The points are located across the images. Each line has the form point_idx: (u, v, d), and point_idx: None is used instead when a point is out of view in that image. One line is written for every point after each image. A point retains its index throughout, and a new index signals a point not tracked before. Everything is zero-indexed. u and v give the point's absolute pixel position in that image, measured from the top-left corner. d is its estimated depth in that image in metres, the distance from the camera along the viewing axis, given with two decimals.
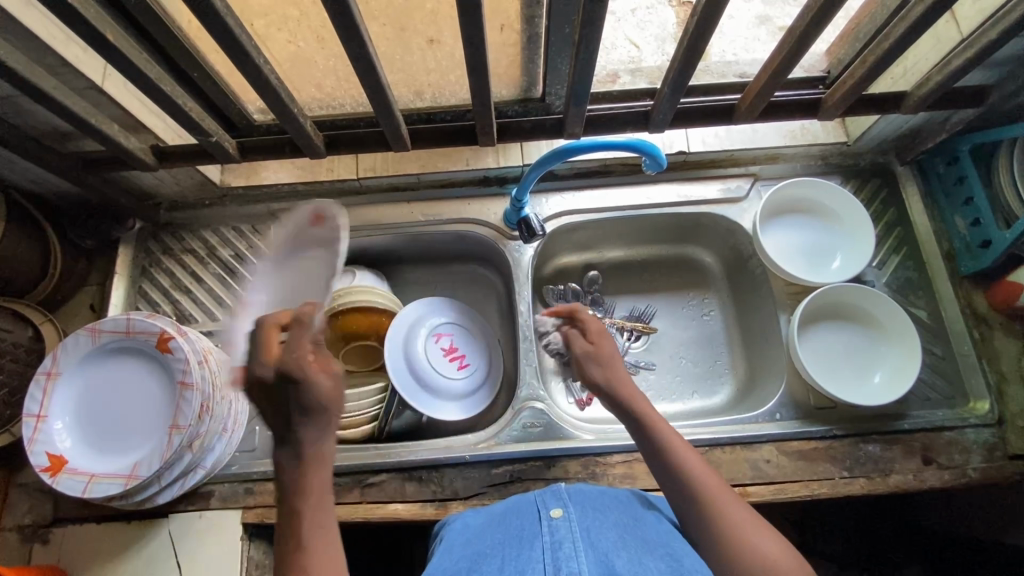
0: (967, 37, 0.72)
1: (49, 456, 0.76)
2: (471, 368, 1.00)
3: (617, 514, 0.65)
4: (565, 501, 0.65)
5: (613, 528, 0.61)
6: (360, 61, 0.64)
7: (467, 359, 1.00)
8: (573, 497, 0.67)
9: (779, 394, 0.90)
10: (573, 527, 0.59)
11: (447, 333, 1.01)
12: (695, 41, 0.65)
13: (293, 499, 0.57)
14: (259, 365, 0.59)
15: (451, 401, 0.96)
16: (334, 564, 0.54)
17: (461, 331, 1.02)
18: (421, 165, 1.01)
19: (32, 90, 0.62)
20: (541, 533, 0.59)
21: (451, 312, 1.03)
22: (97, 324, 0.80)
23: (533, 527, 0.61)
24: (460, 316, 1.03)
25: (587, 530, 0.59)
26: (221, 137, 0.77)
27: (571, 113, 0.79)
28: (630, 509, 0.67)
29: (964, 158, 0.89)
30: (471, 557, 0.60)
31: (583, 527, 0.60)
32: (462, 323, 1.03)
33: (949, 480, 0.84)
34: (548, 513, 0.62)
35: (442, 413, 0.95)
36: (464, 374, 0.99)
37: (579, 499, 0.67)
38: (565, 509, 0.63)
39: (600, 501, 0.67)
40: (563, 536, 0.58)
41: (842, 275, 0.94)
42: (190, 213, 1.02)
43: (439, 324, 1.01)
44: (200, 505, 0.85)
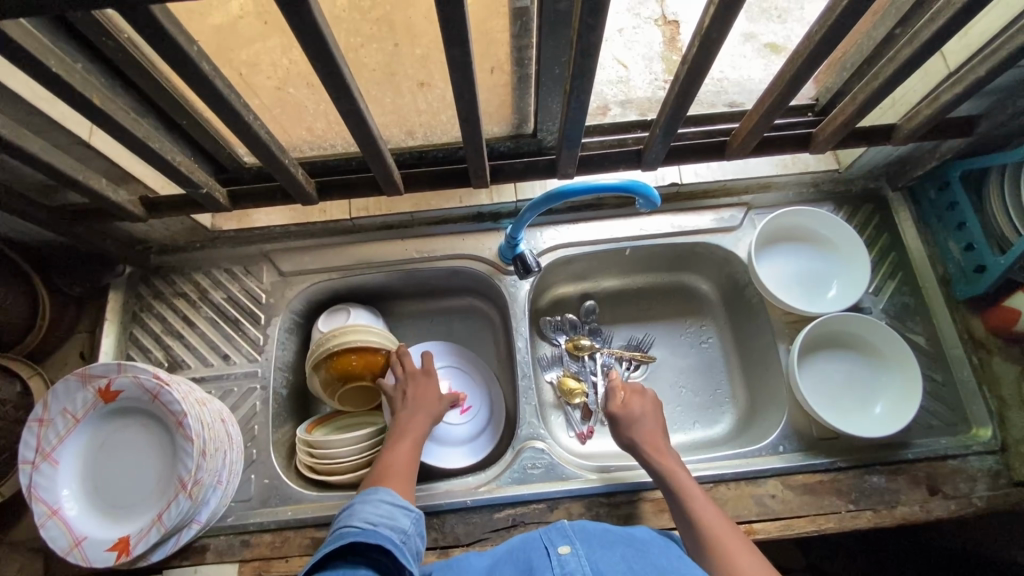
0: (955, 72, 0.73)
1: (45, 505, 0.74)
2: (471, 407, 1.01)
3: (621, 543, 0.66)
4: (572, 536, 0.66)
5: (621, 558, 0.62)
6: (351, 112, 0.63)
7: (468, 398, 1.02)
8: (576, 531, 0.68)
9: (781, 427, 0.89)
10: (582, 560, 0.61)
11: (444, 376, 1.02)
12: (688, 84, 0.66)
13: (398, 439, 0.84)
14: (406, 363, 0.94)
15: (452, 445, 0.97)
16: (405, 480, 0.78)
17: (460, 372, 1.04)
18: (413, 204, 1.00)
19: (19, 154, 0.61)
20: (550, 568, 0.62)
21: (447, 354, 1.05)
22: (88, 369, 0.76)
23: (543, 563, 0.63)
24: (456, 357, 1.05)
25: (596, 563, 0.62)
26: (211, 187, 0.76)
27: (563, 154, 0.79)
28: (636, 539, 0.67)
29: (956, 184, 0.90)
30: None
31: (592, 561, 0.62)
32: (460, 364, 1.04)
33: (957, 510, 0.82)
34: (555, 550, 0.64)
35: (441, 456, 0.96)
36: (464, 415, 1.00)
37: (584, 531, 0.67)
38: (572, 544, 0.64)
39: (603, 533, 0.68)
40: (574, 570, 0.60)
41: (836, 304, 0.94)
42: (181, 257, 1.01)
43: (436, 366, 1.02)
44: (196, 559, 0.83)
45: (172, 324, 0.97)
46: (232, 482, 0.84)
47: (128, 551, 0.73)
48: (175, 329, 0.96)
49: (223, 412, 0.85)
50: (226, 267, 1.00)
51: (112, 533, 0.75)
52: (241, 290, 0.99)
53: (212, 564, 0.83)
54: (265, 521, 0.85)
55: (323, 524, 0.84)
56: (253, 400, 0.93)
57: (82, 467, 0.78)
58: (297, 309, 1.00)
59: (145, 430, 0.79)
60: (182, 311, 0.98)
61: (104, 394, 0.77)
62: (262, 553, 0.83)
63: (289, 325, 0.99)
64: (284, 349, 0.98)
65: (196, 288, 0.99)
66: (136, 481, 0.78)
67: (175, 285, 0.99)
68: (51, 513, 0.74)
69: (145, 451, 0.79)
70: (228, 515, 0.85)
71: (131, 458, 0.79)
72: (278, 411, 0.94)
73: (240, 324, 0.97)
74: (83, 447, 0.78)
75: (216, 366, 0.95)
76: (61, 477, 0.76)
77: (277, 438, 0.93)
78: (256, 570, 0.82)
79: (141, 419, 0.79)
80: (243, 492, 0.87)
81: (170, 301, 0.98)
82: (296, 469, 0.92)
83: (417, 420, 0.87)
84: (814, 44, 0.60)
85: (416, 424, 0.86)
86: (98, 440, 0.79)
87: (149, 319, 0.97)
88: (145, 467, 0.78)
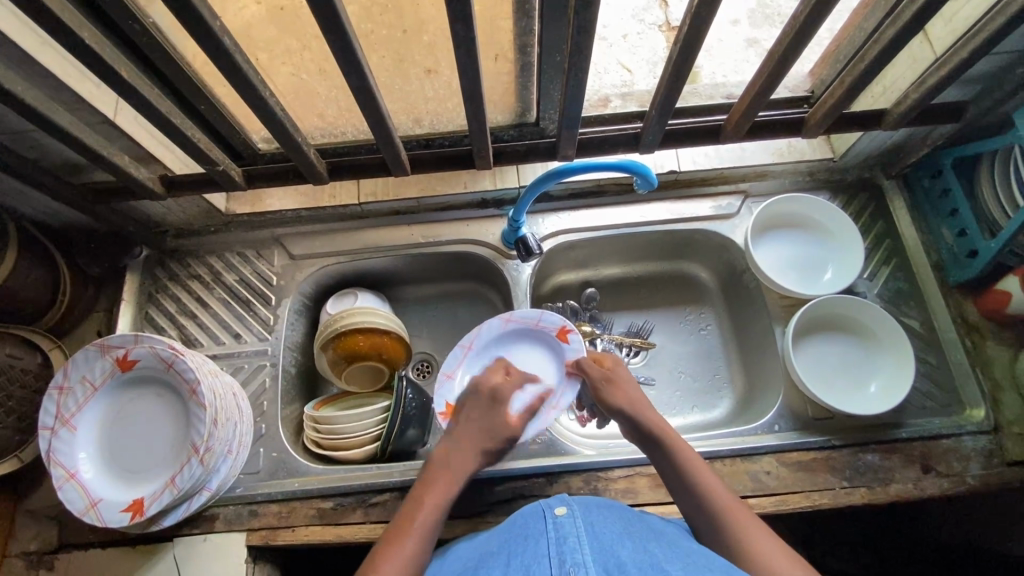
0: (940, 56, 0.75)
1: (62, 468, 0.77)
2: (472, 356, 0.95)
3: (619, 514, 0.66)
4: (570, 503, 0.66)
5: (619, 528, 0.62)
6: (361, 89, 0.67)
7: (490, 354, 0.96)
8: (575, 502, 0.67)
9: (777, 406, 0.91)
10: (577, 523, 0.61)
11: (537, 356, 0.95)
12: (680, 65, 0.69)
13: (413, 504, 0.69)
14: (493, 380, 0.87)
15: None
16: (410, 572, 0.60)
17: (526, 341, 0.96)
18: (420, 189, 1.03)
19: (49, 126, 0.66)
20: (546, 530, 0.60)
21: (532, 321, 0.94)
22: (107, 340, 0.80)
23: (539, 527, 0.61)
24: (522, 321, 0.95)
25: (592, 524, 0.61)
26: (228, 166, 0.80)
27: (563, 136, 0.82)
28: (634, 514, 0.68)
29: (948, 172, 0.92)
30: (475, 563, 0.60)
31: (589, 526, 0.61)
32: (513, 321, 0.95)
33: (949, 487, 0.84)
34: (552, 514, 0.63)
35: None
36: (477, 367, 0.95)
37: (584, 504, 0.67)
38: (570, 509, 0.63)
39: (603, 507, 0.67)
40: (568, 532, 0.59)
41: (833, 286, 0.96)
42: (195, 241, 1.04)
43: (549, 353, 0.95)
44: (205, 527, 0.86)
45: (186, 305, 1.00)
46: (242, 453, 0.86)
47: (141, 512, 0.76)
48: (190, 310, 1.00)
49: (234, 385, 0.88)
50: (238, 251, 1.04)
51: (127, 496, 0.78)
52: (253, 272, 1.02)
53: (221, 532, 0.85)
54: (273, 491, 0.88)
55: (328, 494, 0.87)
56: (263, 377, 0.96)
57: (99, 433, 0.81)
58: (306, 291, 1.04)
59: (160, 400, 0.82)
60: (195, 292, 1.01)
61: (122, 363, 0.81)
62: (269, 523, 0.86)
63: (298, 307, 1.03)
64: (293, 330, 1.01)
65: (210, 271, 1.03)
66: (149, 450, 0.81)
67: (189, 267, 1.03)
68: (68, 476, 0.77)
69: (158, 421, 0.82)
70: (237, 486, 0.88)
71: (145, 428, 0.82)
72: (286, 388, 0.97)
73: (252, 304, 1.00)
74: (100, 414, 0.81)
75: (228, 345, 0.98)
76: (79, 442, 0.79)
77: (285, 414, 0.96)
78: (263, 538, 0.85)
79: (156, 388, 0.83)
80: (251, 464, 0.90)
81: (184, 283, 1.02)
82: (303, 445, 0.95)
83: (449, 474, 0.73)
84: (799, 24, 0.63)
85: (459, 462, 0.74)
86: (113, 408, 0.82)
87: (164, 299, 1.01)
88: (159, 435, 0.81)
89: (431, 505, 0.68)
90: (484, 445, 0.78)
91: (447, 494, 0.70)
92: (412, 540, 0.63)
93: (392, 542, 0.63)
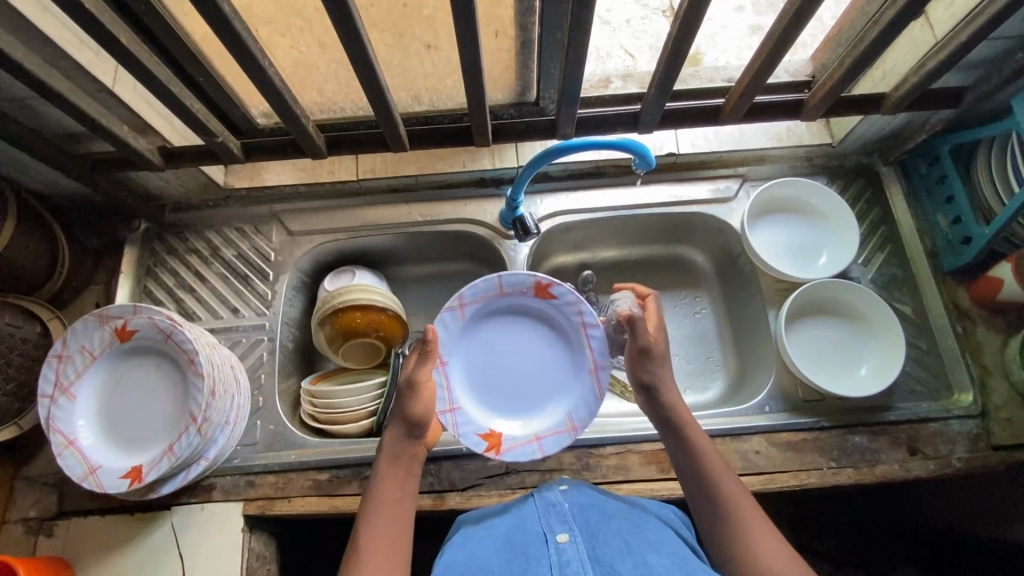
0: (940, 39, 0.75)
1: (61, 435, 0.78)
2: (449, 365, 0.85)
3: (618, 517, 0.69)
4: (570, 523, 0.67)
5: (620, 538, 0.64)
6: (360, 61, 0.67)
7: (466, 351, 0.87)
8: (573, 516, 0.69)
9: (768, 388, 0.92)
10: (580, 547, 0.63)
11: (515, 322, 0.88)
12: (681, 43, 0.69)
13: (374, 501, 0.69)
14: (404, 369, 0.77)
15: (512, 416, 0.87)
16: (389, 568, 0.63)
17: (496, 315, 0.88)
18: (419, 167, 1.03)
19: (48, 92, 0.66)
20: (548, 556, 0.62)
21: (492, 289, 0.86)
22: (105, 310, 0.80)
23: (540, 547, 0.64)
24: (478, 297, 0.86)
25: (593, 547, 0.63)
26: (226, 137, 0.80)
27: (563, 114, 0.82)
28: (634, 515, 0.70)
29: (946, 158, 0.93)
30: (475, 572, 0.62)
31: (590, 547, 0.63)
32: (467, 304, 0.86)
33: (935, 469, 0.85)
34: (554, 538, 0.64)
35: (524, 444, 0.84)
36: (463, 370, 0.86)
37: (583, 514, 0.69)
38: (571, 532, 0.65)
39: (601, 513, 0.69)
40: (571, 556, 0.61)
41: (829, 271, 0.97)
42: (194, 215, 1.05)
43: (525, 310, 0.89)
44: (203, 497, 0.87)
45: (184, 278, 1.01)
46: (239, 425, 0.87)
47: (140, 479, 0.77)
48: (188, 283, 1.01)
49: (231, 358, 0.88)
50: (237, 226, 1.04)
51: (126, 463, 0.79)
52: (251, 248, 1.03)
53: (218, 501, 0.87)
54: (270, 463, 0.89)
55: (325, 466, 0.88)
56: (261, 351, 0.97)
57: (97, 402, 0.82)
58: (304, 268, 1.04)
59: (159, 370, 0.83)
60: (194, 266, 1.02)
61: (121, 333, 0.82)
62: (266, 493, 0.87)
63: (296, 283, 1.03)
64: (290, 306, 1.02)
65: (208, 245, 1.03)
66: (147, 420, 0.82)
67: (188, 241, 1.03)
68: (67, 442, 0.78)
69: (156, 391, 0.83)
70: (234, 457, 0.89)
71: (143, 398, 0.83)
72: (284, 363, 0.98)
73: (250, 280, 1.01)
74: (98, 383, 0.82)
75: (226, 319, 0.99)
76: (78, 410, 0.80)
77: (282, 388, 0.97)
78: (260, 508, 0.86)
79: (154, 358, 0.84)
80: (249, 436, 0.91)
81: (182, 257, 1.02)
82: (300, 419, 0.96)
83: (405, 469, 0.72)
84: (799, 2, 0.64)
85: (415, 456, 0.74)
86: (112, 378, 0.83)
87: (163, 273, 1.01)
88: (157, 404, 0.82)
89: (390, 510, 0.68)
90: (423, 424, 0.75)
91: (402, 488, 0.71)
92: (380, 555, 0.64)
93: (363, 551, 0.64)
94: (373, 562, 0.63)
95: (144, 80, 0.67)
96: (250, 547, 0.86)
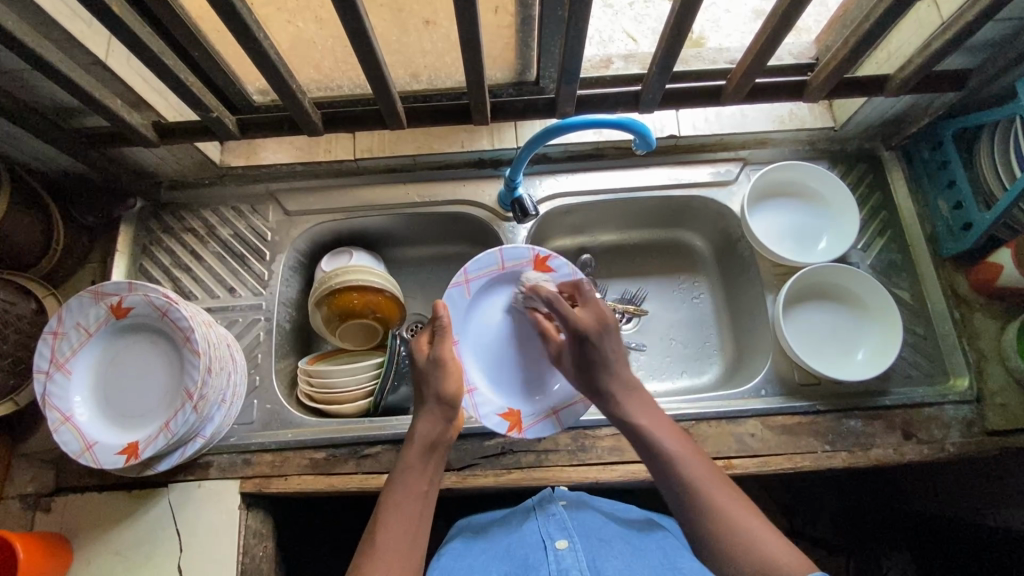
0: (947, 20, 0.74)
1: (58, 411, 0.78)
2: (462, 344, 0.90)
3: (619, 541, 0.68)
4: (569, 530, 0.67)
5: (618, 555, 0.64)
6: (357, 34, 0.66)
7: (475, 328, 0.91)
8: (574, 526, 0.69)
9: (765, 371, 0.92)
10: (579, 554, 0.63)
11: (519, 296, 0.93)
12: (682, 20, 0.68)
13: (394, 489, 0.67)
14: (417, 349, 0.78)
15: (528, 391, 0.91)
16: (401, 560, 0.61)
17: (499, 292, 0.92)
18: (417, 147, 1.02)
19: (40, 62, 0.65)
20: (547, 562, 0.62)
21: (495, 264, 0.90)
22: (100, 287, 0.80)
23: (538, 555, 0.64)
24: (482, 272, 0.90)
25: (593, 560, 0.63)
26: (222, 113, 0.79)
27: (562, 92, 0.81)
28: (632, 538, 0.70)
29: (948, 143, 0.92)
30: None
31: (589, 557, 0.63)
32: (472, 280, 0.90)
33: (928, 454, 0.86)
34: (553, 544, 0.65)
35: (541, 418, 0.88)
36: (476, 350, 0.91)
37: (581, 527, 0.69)
38: (570, 538, 0.65)
39: (601, 530, 0.69)
40: (570, 563, 0.61)
41: (827, 255, 0.97)
42: (190, 193, 1.04)
43: (526, 283, 0.93)
44: (199, 475, 0.87)
45: (180, 257, 1.00)
46: (235, 404, 0.87)
47: (137, 455, 0.77)
48: (184, 262, 1.00)
49: (227, 336, 0.88)
50: (233, 206, 1.03)
51: (122, 440, 0.79)
52: (248, 227, 1.02)
53: (215, 479, 0.87)
54: (266, 441, 0.89)
55: (320, 446, 0.89)
56: (257, 331, 0.97)
57: (93, 379, 0.82)
58: (301, 248, 1.04)
59: (154, 348, 0.83)
60: (190, 245, 1.01)
61: (116, 310, 0.81)
62: (262, 471, 0.88)
63: (293, 263, 1.03)
64: (287, 286, 1.02)
65: (204, 224, 1.02)
66: (142, 398, 0.81)
67: (184, 220, 1.02)
68: (63, 419, 0.78)
69: (152, 369, 0.83)
70: (231, 436, 0.90)
71: (138, 375, 0.82)
72: (280, 343, 0.98)
73: (246, 259, 1.00)
74: (93, 360, 0.82)
75: (223, 298, 0.98)
76: (74, 386, 0.80)
77: (279, 368, 0.97)
78: (257, 486, 0.87)
79: (148, 336, 0.83)
80: (246, 415, 0.91)
81: (179, 235, 1.01)
82: (297, 399, 0.96)
83: (432, 459, 0.71)
84: None
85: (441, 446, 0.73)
86: (108, 355, 0.83)
87: (159, 251, 1.00)
88: (154, 382, 0.82)
89: (411, 501, 0.66)
90: (455, 406, 0.75)
91: (429, 480, 0.69)
92: (397, 543, 0.62)
93: (379, 538, 0.62)
94: (389, 551, 0.61)
95: (136, 52, 0.66)
96: (247, 525, 0.86)
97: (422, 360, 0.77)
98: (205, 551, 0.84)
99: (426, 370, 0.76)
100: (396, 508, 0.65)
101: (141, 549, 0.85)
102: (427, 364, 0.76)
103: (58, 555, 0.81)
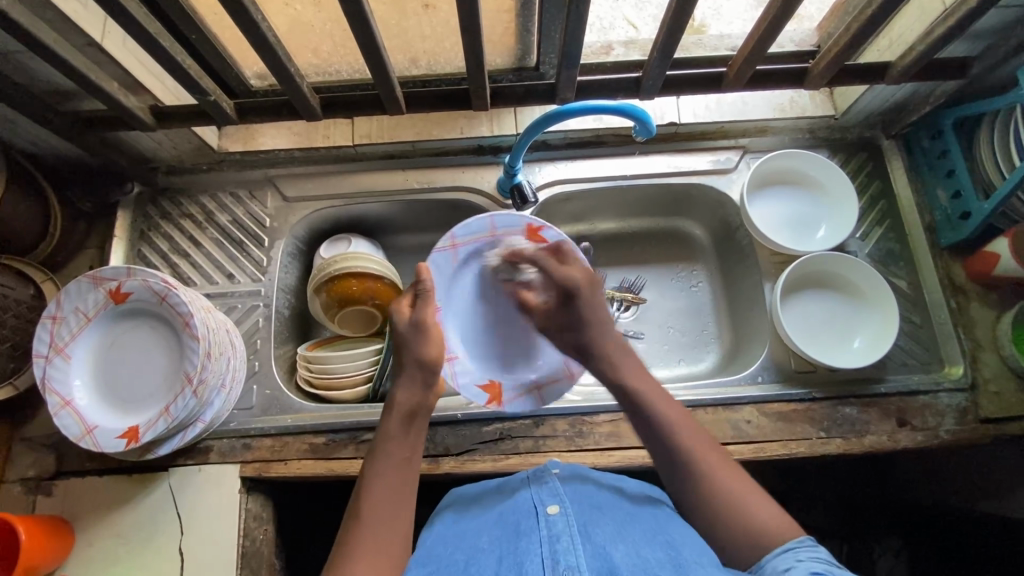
0: (949, 7, 0.74)
1: (58, 395, 0.78)
2: (445, 314, 0.87)
3: (612, 506, 0.67)
4: (562, 497, 0.67)
5: (610, 522, 0.63)
6: (356, 18, 0.65)
7: (458, 297, 0.89)
8: (567, 494, 0.68)
9: (761, 358, 0.93)
10: (569, 519, 0.62)
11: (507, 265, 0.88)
12: (684, 5, 0.67)
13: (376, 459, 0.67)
14: (399, 313, 0.77)
15: (509, 363, 0.90)
16: (390, 530, 0.62)
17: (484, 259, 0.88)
18: (416, 132, 1.02)
19: (34, 44, 0.64)
20: (538, 527, 0.62)
21: (485, 231, 0.85)
22: (98, 272, 0.80)
23: (529, 522, 0.64)
24: (471, 238, 0.85)
25: (583, 525, 0.62)
26: (219, 97, 0.79)
27: (563, 77, 0.80)
28: (627, 506, 0.69)
29: (948, 131, 0.92)
30: (465, 549, 0.63)
31: (578, 520, 0.63)
32: (459, 245, 0.86)
33: (922, 441, 0.87)
34: (544, 510, 0.65)
35: (521, 394, 0.88)
36: (456, 320, 0.89)
37: (575, 494, 0.69)
38: (561, 504, 0.65)
39: (597, 497, 0.69)
40: (560, 530, 0.61)
41: (825, 243, 0.97)
42: (188, 179, 1.03)
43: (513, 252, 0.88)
44: (200, 459, 0.88)
45: (179, 244, 1.00)
46: (235, 388, 0.88)
47: (137, 439, 0.77)
48: (182, 249, 1.00)
49: (227, 322, 0.88)
50: (232, 191, 1.03)
51: (122, 424, 0.79)
52: (246, 213, 1.01)
53: (215, 464, 0.88)
54: (266, 426, 0.90)
55: (320, 431, 0.89)
56: (256, 317, 0.97)
57: (93, 364, 0.82)
58: (300, 235, 1.04)
59: (154, 334, 0.83)
60: (189, 231, 1.00)
61: (114, 295, 0.81)
62: (262, 456, 0.88)
63: (292, 250, 1.03)
64: (286, 273, 1.02)
65: (203, 210, 1.02)
66: (142, 383, 0.82)
67: (182, 206, 1.02)
68: (63, 403, 0.78)
69: (150, 355, 0.83)
70: (231, 421, 0.90)
71: (137, 361, 0.83)
72: (279, 329, 0.98)
73: (245, 245, 1.00)
74: (92, 345, 0.82)
75: (222, 284, 0.98)
76: (74, 370, 0.80)
77: (279, 353, 0.97)
78: (256, 471, 0.87)
79: (147, 321, 0.83)
80: (245, 400, 0.92)
81: (177, 221, 1.01)
82: (296, 384, 0.97)
83: (411, 426, 0.70)
84: None
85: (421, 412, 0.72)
86: (106, 340, 0.83)
87: (157, 237, 1.00)
88: (153, 366, 0.83)
89: (394, 473, 0.66)
90: (436, 372, 0.74)
91: (410, 446, 0.69)
92: (382, 515, 0.62)
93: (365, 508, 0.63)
94: (376, 523, 0.62)
95: (132, 33, 0.65)
96: (247, 508, 0.87)
97: (403, 326, 0.76)
98: (205, 534, 0.85)
99: (407, 334, 0.75)
100: (379, 479, 0.65)
101: (142, 532, 0.85)
102: (409, 329, 0.75)
103: (59, 537, 0.82)
